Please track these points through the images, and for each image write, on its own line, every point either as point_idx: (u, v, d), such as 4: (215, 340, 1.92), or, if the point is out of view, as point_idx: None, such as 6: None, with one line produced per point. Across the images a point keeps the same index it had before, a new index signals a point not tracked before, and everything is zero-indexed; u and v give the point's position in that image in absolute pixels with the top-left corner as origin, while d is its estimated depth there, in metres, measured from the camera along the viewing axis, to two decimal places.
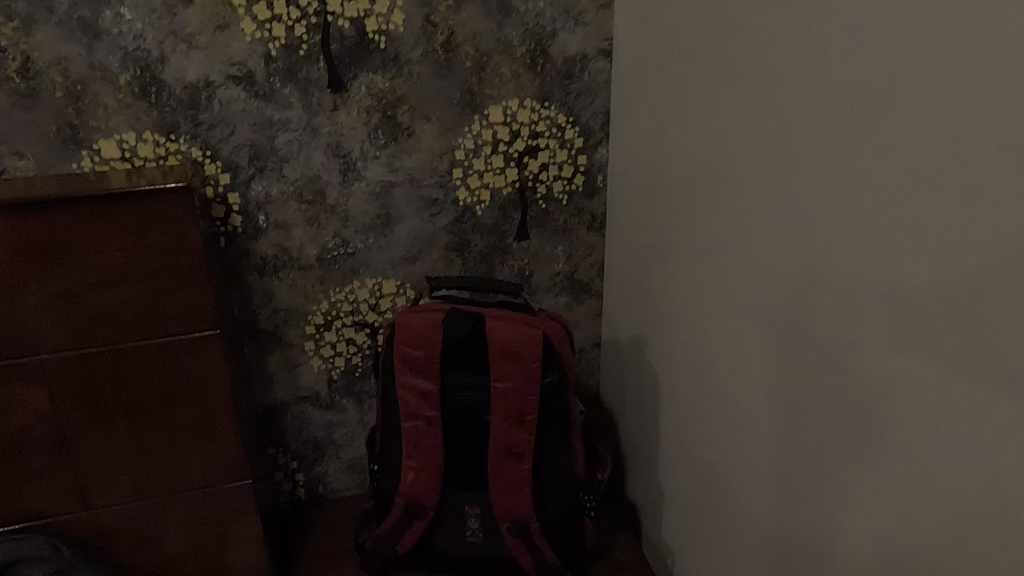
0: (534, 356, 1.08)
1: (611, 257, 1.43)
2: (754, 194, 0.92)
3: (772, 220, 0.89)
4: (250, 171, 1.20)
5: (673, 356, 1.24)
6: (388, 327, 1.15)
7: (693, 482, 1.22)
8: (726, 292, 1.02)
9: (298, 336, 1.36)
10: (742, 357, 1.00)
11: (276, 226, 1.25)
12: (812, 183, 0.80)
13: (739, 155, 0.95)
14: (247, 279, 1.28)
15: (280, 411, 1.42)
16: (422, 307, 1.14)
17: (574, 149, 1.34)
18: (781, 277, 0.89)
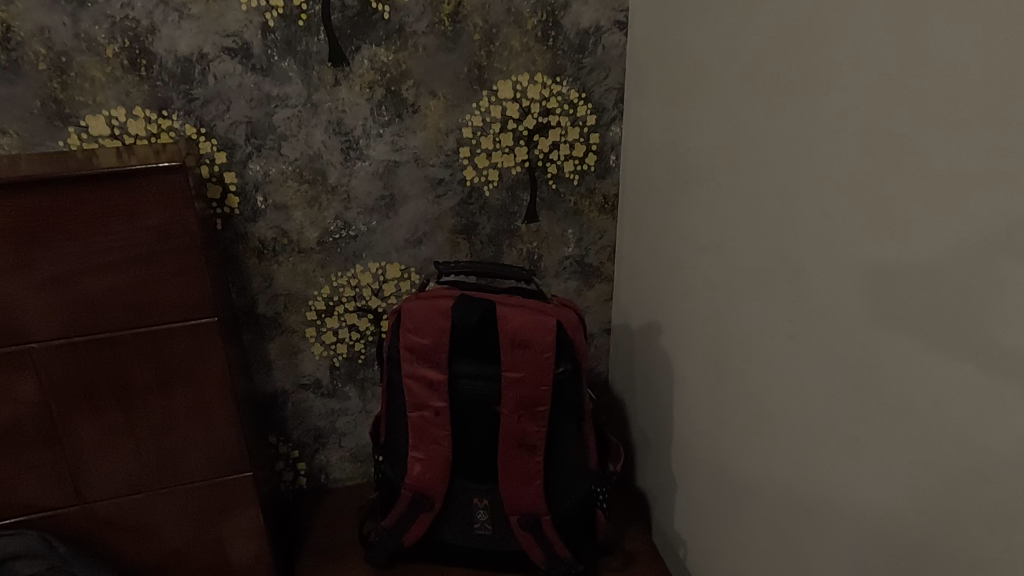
0: (546, 345, 1.03)
1: (623, 240, 1.38)
2: (773, 174, 0.87)
3: (792, 203, 0.83)
4: (247, 150, 1.14)
5: (686, 344, 1.20)
6: (394, 314, 1.11)
7: (707, 474, 1.19)
8: (742, 278, 0.97)
9: (299, 322, 1.31)
10: (759, 347, 0.95)
11: (275, 207, 1.19)
12: (836, 163, 0.75)
13: (757, 133, 0.89)
14: (246, 264, 1.23)
15: (281, 399, 1.38)
16: (430, 293, 1.09)
17: (586, 127, 1.28)
18: (800, 263, 0.84)
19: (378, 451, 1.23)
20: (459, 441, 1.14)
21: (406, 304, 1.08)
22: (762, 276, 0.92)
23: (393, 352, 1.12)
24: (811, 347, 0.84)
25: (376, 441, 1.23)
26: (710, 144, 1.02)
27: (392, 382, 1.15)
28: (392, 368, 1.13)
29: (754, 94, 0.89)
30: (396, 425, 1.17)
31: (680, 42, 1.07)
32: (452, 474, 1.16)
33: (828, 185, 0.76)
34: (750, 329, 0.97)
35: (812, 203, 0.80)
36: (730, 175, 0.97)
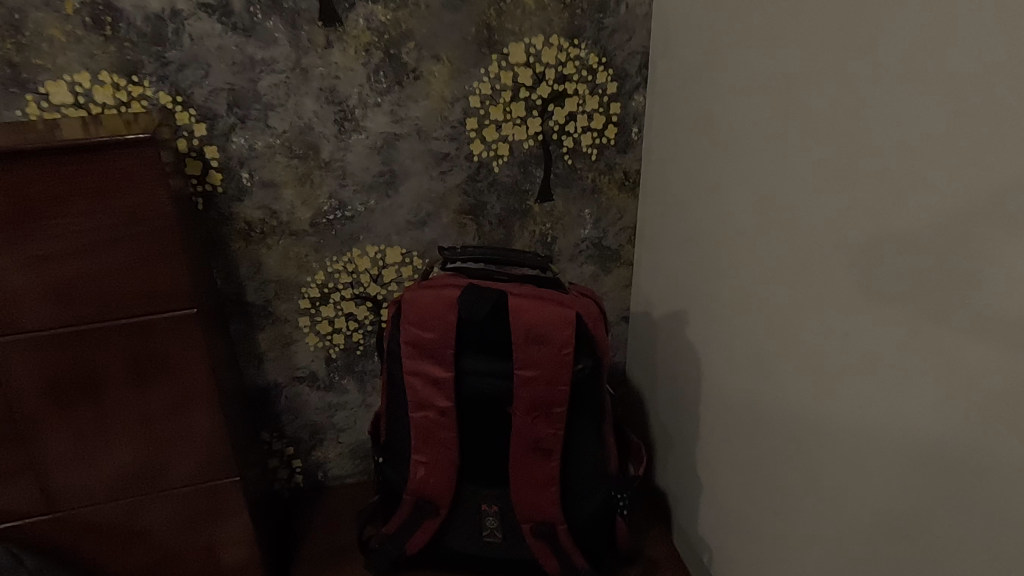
0: (564, 341, 0.92)
1: (645, 221, 1.26)
2: (825, 146, 0.75)
3: (849, 180, 0.71)
4: (229, 121, 1.02)
5: (715, 336, 1.08)
6: (394, 305, 1.00)
7: (735, 480, 1.08)
8: (782, 267, 0.86)
9: (292, 311, 1.20)
10: (801, 344, 0.84)
11: (262, 185, 1.08)
12: (912, 131, 0.62)
13: (807, 98, 0.77)
14: (232, 248, 1.12)
15: (274, 393, 1.27)
16: (434, 282, 0.98)
17: (607, 96, 1.16)
18: (856, 251, 0.72)
19: (378, 452, 1.13)
20: (467, 444, 1.04)
21: (407, 294, 0.97)
22: (808, 266, 0.81)
23: (393, 346, 1.01)
24: (866, 349, 0.72)
25: (376, 441, 1.13)
26: (747, 113, 0.90)
27: (392, 379, 1.04)
28: (391, 363, 1.03)
29: (805, 52, 0.76)
30: (397, 425, 1.07)
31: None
32: (458, 479, 1.06)
33: (897, 157, 0.64)
34: (790, 324, 0.86)
35: (874, 178, 0.68)
36: (771, 148, 0.85)
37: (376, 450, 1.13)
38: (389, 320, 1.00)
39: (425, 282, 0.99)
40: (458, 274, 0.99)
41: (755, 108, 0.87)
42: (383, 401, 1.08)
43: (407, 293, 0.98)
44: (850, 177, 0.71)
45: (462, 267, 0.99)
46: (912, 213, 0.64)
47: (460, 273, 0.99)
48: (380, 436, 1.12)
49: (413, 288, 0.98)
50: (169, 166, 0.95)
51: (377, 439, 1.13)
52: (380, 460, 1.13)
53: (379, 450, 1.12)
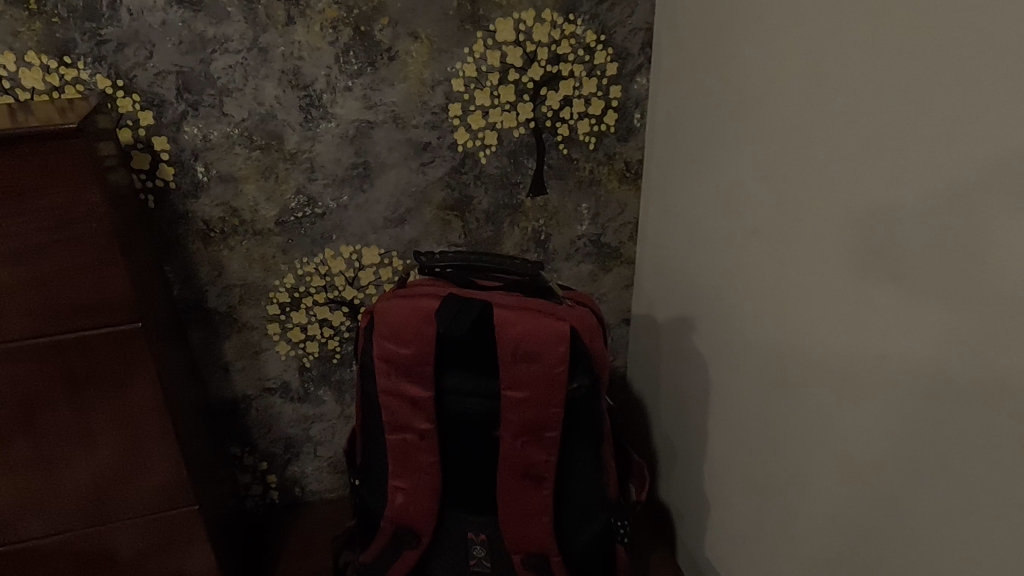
0: (557, 358, 0.81)
1: (648, 217, 1.15)
2: (853, 138, 0.63)
3: (884, 179, 0.59)
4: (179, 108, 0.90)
5: (724, 347, 0.97)
6: (367, 315, 0.89)
7: (744, 507, 0.98)
8: (799, 277, 0.74)
9: (259, 318, 1.09)
10: (820, 365, 0.73)
11: (221, 180, 0.96)
12: (971, 120, 0.50)
13: (832, 80, 0.65)
14: (189, 250, 1.01)
15: (243, 405, 1.17)
16: (411, 290, 0.87)
17: (605, 78, 1.04)
18: (894, 263, 0.60)
19: (354, 474, 1.03)
20: (450, 468, 0.93)
21: (381, 303, 0.87)
22: (827, 279, 0.69)
23: (366, 360, 0.90)
24: (899, 378, 0.61)
25: (353, 462, 1.03)
26: (761, 98, 0.78)
27: (366, 396, 0.94)
28: (366, 380, 0.92)
29: (830, 25, 0.64)
30: (372, 446, 0.97)
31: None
32: (440, 505, 0.95)
33: (951, 152, 0.52)
34: (806, 342, 0.74)
35: (918, 178, 0.56)
36: (788, 139, 0.73)
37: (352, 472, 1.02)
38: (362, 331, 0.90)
39: (401, 289, 0.88)
40: (438, 281, 0.88)
41: (770, 91, 0.76)
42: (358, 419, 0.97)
43: (380, 303, 0.87)
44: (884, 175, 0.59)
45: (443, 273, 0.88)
46: (971, 219, 0.52)
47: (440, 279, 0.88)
48: (356, 456, 1.02)
49: (387, 297, 0.87)
50: (108, 159, 0.83)
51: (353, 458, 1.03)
52: (356, 481, 1.03)
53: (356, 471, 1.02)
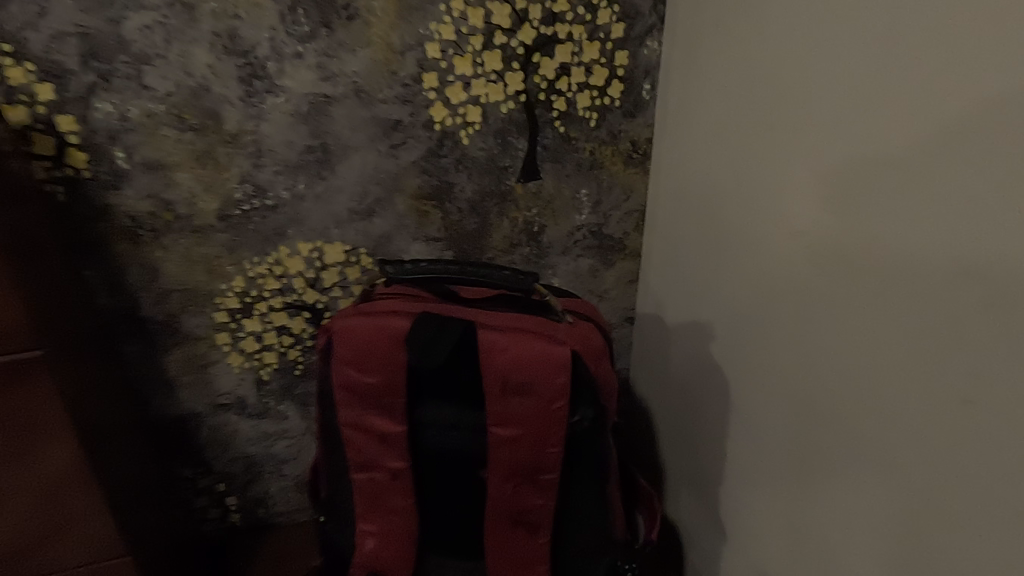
0: (556, 392, 0.67)
1: (658, 205, 0.99)
2: (950, 118, 0.47)
3: (997, 181, 0.44)
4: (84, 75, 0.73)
5: (745, 364, 0.83)
6: (323, 331, 0.73)
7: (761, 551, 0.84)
8: (856, 292, 0.59)
9: (205, 327, 0.93)
10: (883, 409, 0.58)
11: (147, 167, 0.80)
12: None
13: (921, 37, 0.49)
14: (114, 250, 0.84)
15: (193, 425, 1.02)
16: (373, 301, 0.71)
17: (610, 42, 0.88)
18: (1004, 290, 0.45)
19: (318, 510, 0.88)
20: (428, 509, 0.79)
21: (340, 318, 0.71)
22: (900, 295, 0.54)
23: (325, 385, 0.75)
24: (1000, 434, 0.47)
25: (317, 496, 0.88)
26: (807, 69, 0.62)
27: (327, 425, 0.79)
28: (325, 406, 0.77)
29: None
30: (336, 481, 0.82)
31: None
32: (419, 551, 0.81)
33: None
34: (865, 375, 0.59)
35: None
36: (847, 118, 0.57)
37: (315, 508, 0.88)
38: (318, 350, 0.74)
39: (363, 300, 0.72)
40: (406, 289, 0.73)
41: (823, 55, 0.60)
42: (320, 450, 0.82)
43: (339, 317, 0.71)
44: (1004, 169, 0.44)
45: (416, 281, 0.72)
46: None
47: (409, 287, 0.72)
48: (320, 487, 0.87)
49: (347, 310, 0.72)
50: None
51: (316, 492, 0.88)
52: (321, 518, 0.88)
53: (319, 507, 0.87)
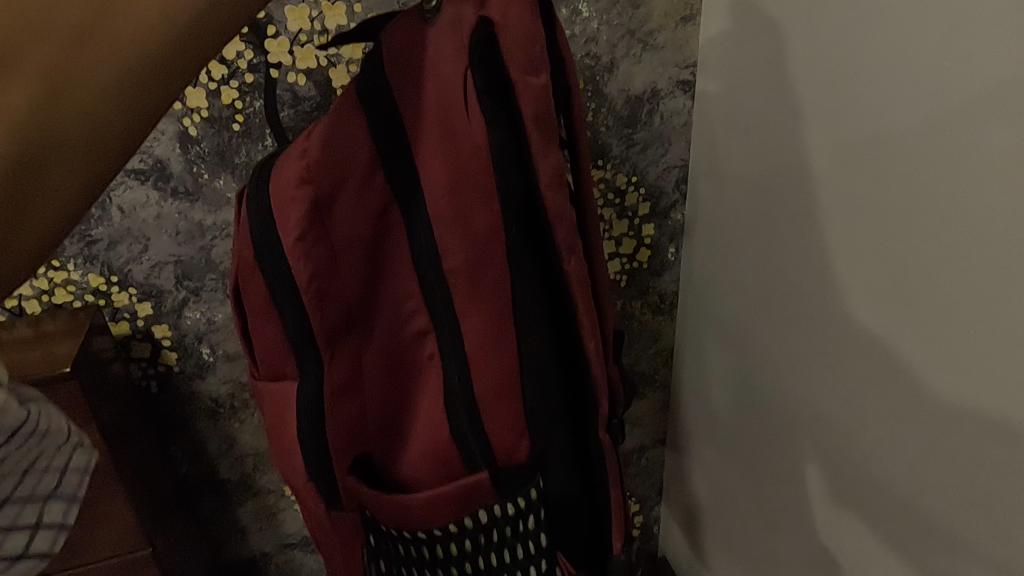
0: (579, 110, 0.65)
1: (684, 347, 1.07)
2: (988, 120, 0.50)
3: (904, 241, 0.59)
4: (48, 489, 0.52)
5: (725, 359, 0.94)
6: (452, 269, 0.59)
7: (751, 519, 0.96)
8: (952, 334, 0.57)
9: (274, 481, 1.02)
10: (837, 472, 0.75)
11: (227, 358, 0.90)
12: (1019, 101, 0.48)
13: (869, 158, 0.62)
14: (197, 428, 0.94)
15: (260, 564, 1.09)
16: (360, 223, 0.61)
17: (637, 219, 0.97)
18: (1004, 299, 0.52)
19: (365, 555, 0.73)
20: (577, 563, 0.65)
21: (489, 279, 0.59)
22: (984, 376, 0.54)
23: (497, 401, 0.60)
24: (1002, 388, 0.53)
25: (392, 548, 0.69)
26: (831, 297, 0.70)
27: (478, 459, 0.63)
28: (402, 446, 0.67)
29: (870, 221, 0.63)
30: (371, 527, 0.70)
31: (755, 108, 0.78)
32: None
33: (979, 140, 0.51)
34: (871, 487, 0.70)
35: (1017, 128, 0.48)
36: (789, 251, 0.76)
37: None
38: (451, 284, 0.60)
39: (500, 249, 0.58)
40: (376, 100, 0.58)
41: (848, 179, 0.65)
42: (487, 498, 0.64)
43: (478, 290, 0.59)
44: (967, 435, 0.57)
45: (363, 117, 0.59)
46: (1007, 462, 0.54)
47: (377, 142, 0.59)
48: (521, 537, 0.65)
49: (490, 267, 0.58)
50: (98, 353, 0.76)
51: (492, 556, 0.66)
52: (543, 544, 0.65)
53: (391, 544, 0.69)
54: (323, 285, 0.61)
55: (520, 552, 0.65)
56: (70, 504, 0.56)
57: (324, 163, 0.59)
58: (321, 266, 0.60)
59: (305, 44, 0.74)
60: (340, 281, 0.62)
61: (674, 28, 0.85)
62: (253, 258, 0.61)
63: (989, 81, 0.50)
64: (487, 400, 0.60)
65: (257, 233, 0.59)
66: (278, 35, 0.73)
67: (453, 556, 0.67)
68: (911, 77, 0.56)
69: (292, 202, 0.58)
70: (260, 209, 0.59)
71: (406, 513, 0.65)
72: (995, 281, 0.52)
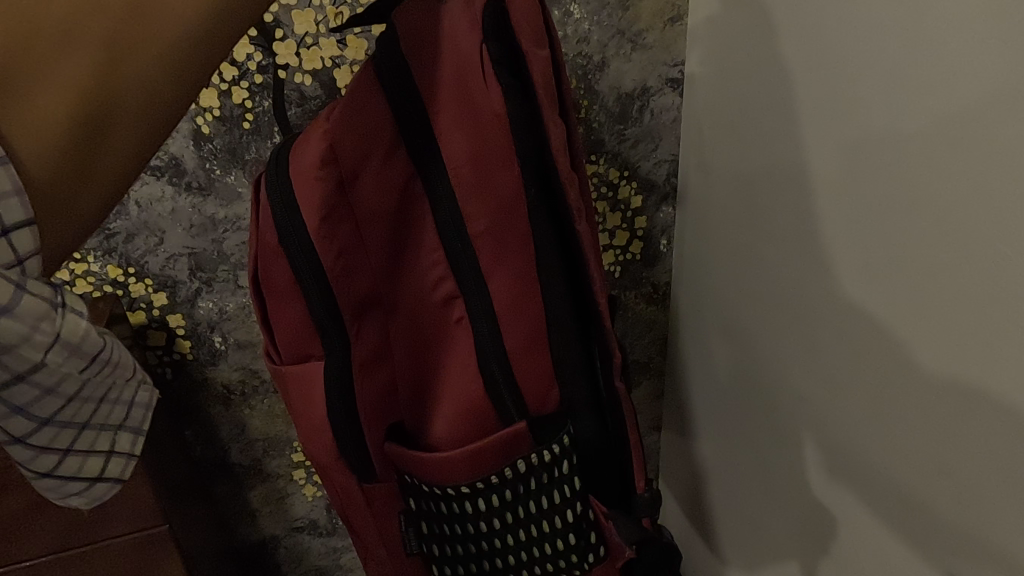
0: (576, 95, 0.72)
1: (679, 336, 1.11)
2: (957, 109, 0.55)
3: (887, 225, 0.64)
4: (119, 420, 0.62)
5: (720, 343, 0.99)
6: (476, 233, 0.67)
7: (746, 496, 1.00)
8: (931, 308, 0.61)
9: (284, 466, 1.06)
10: (826, 445, 0.79)
11: (238, 346, 0.94)
12: (987, 91, 0.52)
13: (851, 147, 0.66)
14: (210, 414, 0.98)
15: (271, 546, 1.14)
16: (385, 195, 0.67)
17: (630, 212, 1.01)
18: (978, 274, 0.56)
19: (403, 522, 0.77)
20: (603, 494, 0.75)
21: (513, 244, 0.67)
22: (961, 347, 0.59)
23: (525, 355, 0.69)
24: (977, 358, 0.57)
25: (430, 509, 0.73)
26: (818, 280, 0.75)
27: (512, 411, 0.70)
28: (429, 410, 0.72)
29: (854, 208, 0.67)
30: (409, 490, 0.74)
31: (744, 104, 0.82)
32: (639, 543, 0.73)
33: (950, 129, 0.56)
34: (859, 457, 0.74)
35: (984, 117, 0.53)
36: (778, 238, 0.80)
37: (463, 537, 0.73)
38: (477, 248, 0.67)
39: (521, 212, 0.67)
40: (393, 79, 0.65)
41: (831, 169, 0.69)
42: (522, 448, 0.71)
43: (503, 253, 0.67)
44: (946, 403, 0.62)
45: (382, 96, 0.66)
46: (976, 432, 0.59)
47: (396, 118, 0.66)
48: (558, 482, 0.71)
49: (512, 233, 0.67)
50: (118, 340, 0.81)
51: (530, 504, 0.71)
52: (575, 488, 0.73)
53: (428, 505, 0.73)
54: (349, 256, 0.68)
55: (557, 497, 0.72)
56: (138, 434, 0.65)
57: (348, 141, 0.65)
58: (347, 239, 0.67)
59: (311, 46, 0.78)
60: (365, 251, 0.68)
61: (662, 28, 0.89)
62: (276, 240, 0.65)
63: (960, 72, 0.54)
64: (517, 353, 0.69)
65: (278, 217, 0.64)
66: (285, 38, 0.77)
67: (492, 508, 0.71)
68: (888, 71, 0.60)
69: (320, 179, 0.64)
70: (280, 197, 0.64)
71: (448, 466, 0.69)
72: (968, 258, 0.56)
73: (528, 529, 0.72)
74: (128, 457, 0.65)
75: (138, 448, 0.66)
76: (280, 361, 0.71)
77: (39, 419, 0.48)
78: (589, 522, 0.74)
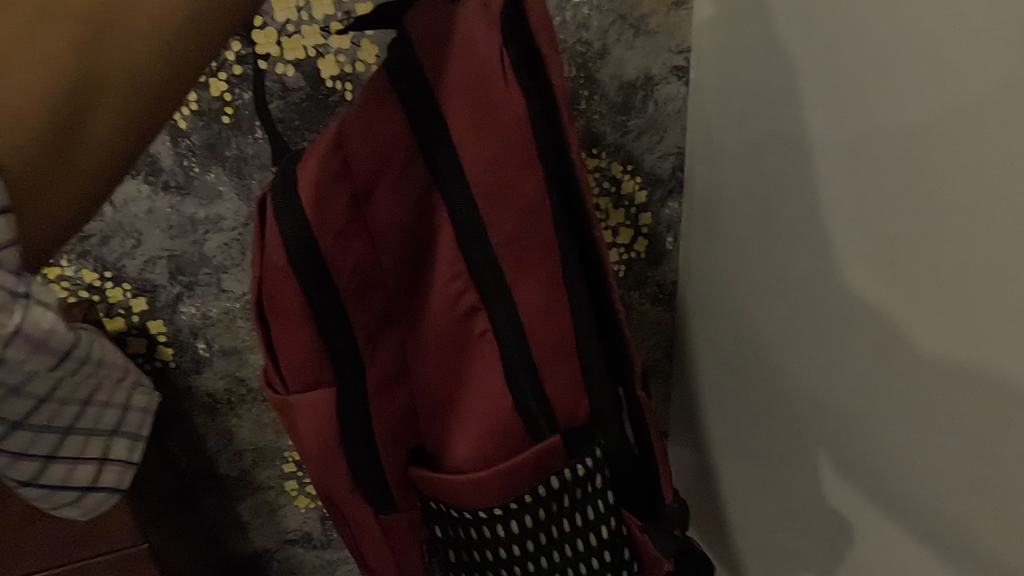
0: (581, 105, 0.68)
1: (686, 338, 1.06)
2: (977, 85, 0.49)
3: (903, 219, 0.58)
4: (111, 425, 0.67)
5: (729, 344, 0.93)
6: (501, 240, 0.61)
7: (757, 505, 0.94)
8: (952, 307, 0.55)
9: (275, 477, 1.01)
10: (839, 454, 0.74)
11: (224, 353, 0.89)
12: (1007, 61, 0.46)
13: (858, 136, 0.61)
14: (196, 424, 0.94)
15: (264, 560, 1.09)
16: (400, 207, 0.63)
17: (634, 208, 0.96)
18: (1005, 267, 0.50)
19: (424, 551, 0.75)
20: (630, 504, 0.72)
21: (522, 246, 0.62)
22: (989, 346, 0.53)
23: (553, 365, 0.64)
24: (1008, 359, 0.51)
25: (456, 537, 0.68)
26: (825, 281, 0.70)
27: (541, 425, 0.65)
28: (447, 432, 0.66)
29: (865, 203, 0.62)
30: (435, 517, 0.69)
31: (747, 92, 0.77)
32: (677, 554, 0.71)
33: (968, 104, 0.50)
34: (873, 466, 0.70)
35: (1004, 90, 0.47)
36: (784, 231, 0.75)
37: (493, 564, 0.67)
38: (501, 258, 0.61)
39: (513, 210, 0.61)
40: (410, 84, 0.60)
41: (837, 162, 0.64)
42: (556, 462, 0.65)
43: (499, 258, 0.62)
44: (974, 409, 0.56)
45: (396, 104, 0.61)
46: (1014, 441, 0.53)
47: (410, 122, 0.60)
48: (592, 497, 0.67)
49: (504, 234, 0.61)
50: None
51: (565, 522, 0.66)
52: (609, 502, 0.68)
53: (454, 531, 0.68)
54: (365, 274, 0.64)
55: (591, 513, 0.67)
56: (135, 440, 0.70)
57: (364, 155, 0.61)
58: (363, 256, 0.63)
59: (292, 35, 0.73)
60: (380, 267, 0.64)
61: (667, 12, 0.84)
62: (284, 260, 0.60)
63: (979, 42, 0.48)
64: (548, 368, 0.64)
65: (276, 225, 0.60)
66: (265, 26, 0.72)
67: (525, 531, 0.66)
68: (897, 48, 0.55)
69: (333, 197, 0.61)
70: None
71: (480, 490, 0.64)
72: (996, 247, 0.50)
73: (561, 549, 0.67)
74: (124, 465, 0.68)
75: (135, 455, 0.70)
76: (284, 391, 0.65)
77: (9, 422, 0.48)
78: (623, 539, 0.70)
